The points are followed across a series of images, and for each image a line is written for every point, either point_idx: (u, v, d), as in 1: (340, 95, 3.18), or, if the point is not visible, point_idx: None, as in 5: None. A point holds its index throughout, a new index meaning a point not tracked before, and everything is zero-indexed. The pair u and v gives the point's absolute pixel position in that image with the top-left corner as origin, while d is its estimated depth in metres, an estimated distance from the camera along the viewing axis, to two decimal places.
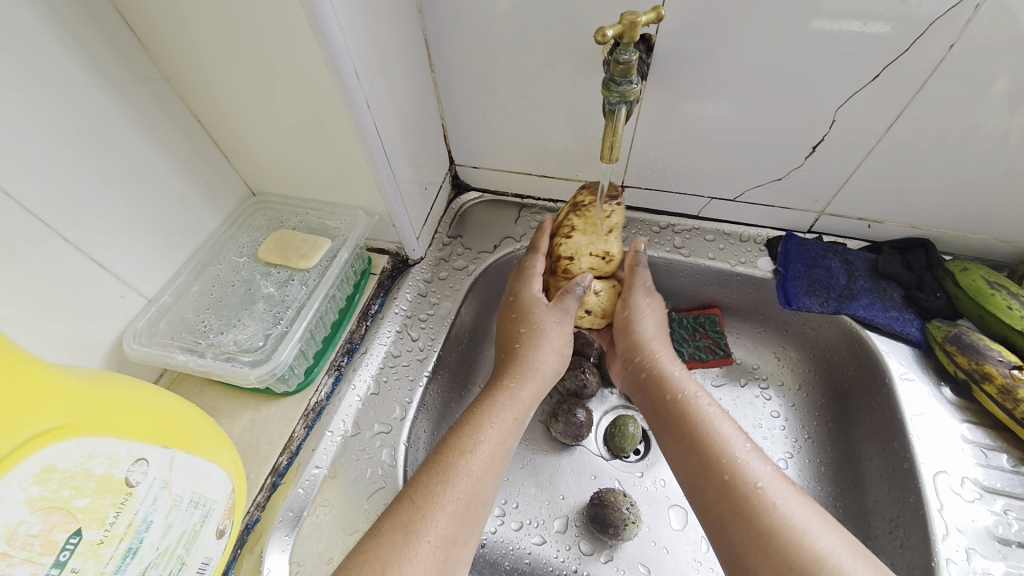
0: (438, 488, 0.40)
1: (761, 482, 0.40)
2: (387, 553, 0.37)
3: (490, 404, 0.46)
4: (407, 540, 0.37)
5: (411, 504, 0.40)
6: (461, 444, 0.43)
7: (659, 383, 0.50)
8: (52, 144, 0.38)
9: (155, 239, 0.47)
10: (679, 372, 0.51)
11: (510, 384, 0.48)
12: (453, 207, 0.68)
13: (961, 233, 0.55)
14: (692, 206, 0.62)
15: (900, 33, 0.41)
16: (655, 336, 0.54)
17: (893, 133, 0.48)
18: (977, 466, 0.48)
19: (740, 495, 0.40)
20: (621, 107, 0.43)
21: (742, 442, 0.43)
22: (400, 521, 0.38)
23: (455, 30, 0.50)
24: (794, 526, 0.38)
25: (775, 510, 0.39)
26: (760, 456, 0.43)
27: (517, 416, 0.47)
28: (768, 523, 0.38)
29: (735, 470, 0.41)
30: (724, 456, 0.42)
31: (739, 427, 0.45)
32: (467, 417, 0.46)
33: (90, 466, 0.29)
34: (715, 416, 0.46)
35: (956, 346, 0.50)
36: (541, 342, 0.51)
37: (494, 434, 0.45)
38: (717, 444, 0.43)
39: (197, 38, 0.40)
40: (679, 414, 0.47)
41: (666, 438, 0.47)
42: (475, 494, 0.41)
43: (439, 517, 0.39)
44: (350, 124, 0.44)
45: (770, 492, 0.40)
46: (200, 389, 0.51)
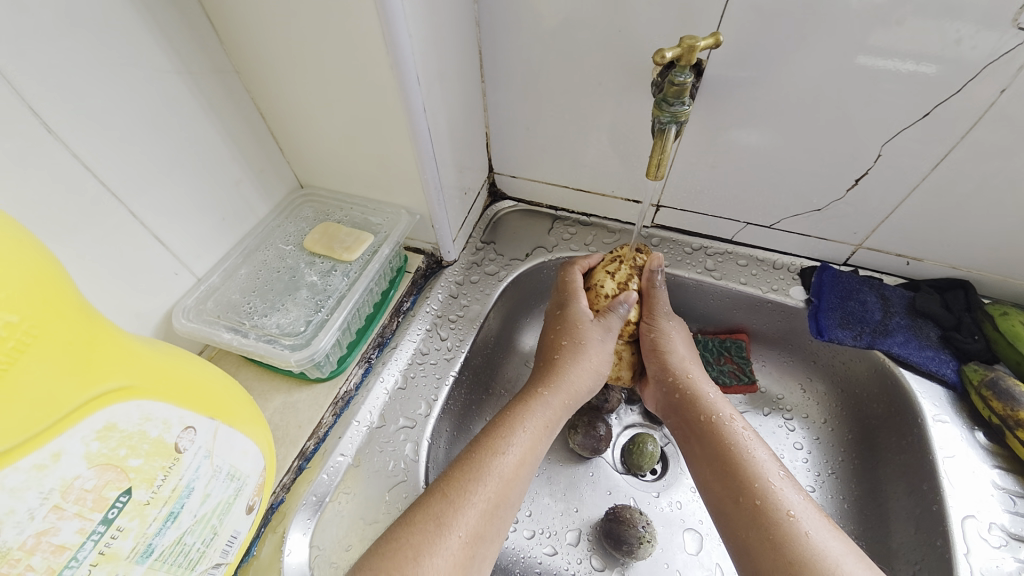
0: (470, 484, 0.41)
1: (793, 510, 0.40)
2: (419, 542, 0.37)
3: (524, 408, 0.47)
4: (438, 531, 0.38)
5: (443, 497, 0.40)
6: (493, 445, 0.44)
7: (691, 405, 0.50)
8: (128, 124, 0.40)
9: (210, 220, 0.49)
10: (713, 394, 0.50)
11: (543, 391, 0.49)
12: (489, 214, 0.70)
13: (1003, 277, 0.54)
14: (727, 230, 0.63)
15: (951, 74, 0.41)
16: (687, 360, 0.53)
17: (938, 171, 0.48)
18: (1005, 513, 0.46)
19: (771, 521, 0.40)
20: (671, 127, 0.44)
21: (776, 468, 0.43)
22: (433, 512, 0.39)
23: (509, 43, 0.52)
24: (825, 559, 0.37)
25: (808, 541, 0.38)
26: (792, 484, 0.42)
27: (548, 424, 0.47)
28: (797, 554, 0.37)
29: (768, 495, 0.41)
30: (758, 481, 0.42)
31: (773, 454, 0.45)
32: (500, 421, 0.46)
33: (146, 429, 0.30)
34: (749, 441, 0.45)
35: (991, 391, 0.49)
36: (580, 356, 0.51)
37: (525, 439, 0.45)
38: (750, 469, 0.43)
39: (270, 36, 0.43)
40: (714, 436, 0.46)
41: (698, 460, 0.47)
42: (503, 495, 0.42)
43: (468, 512, 0.40)
44: (406, 126, 0.46)
45: (803, 521, 0.39)
46: (236, 367, 0.52)
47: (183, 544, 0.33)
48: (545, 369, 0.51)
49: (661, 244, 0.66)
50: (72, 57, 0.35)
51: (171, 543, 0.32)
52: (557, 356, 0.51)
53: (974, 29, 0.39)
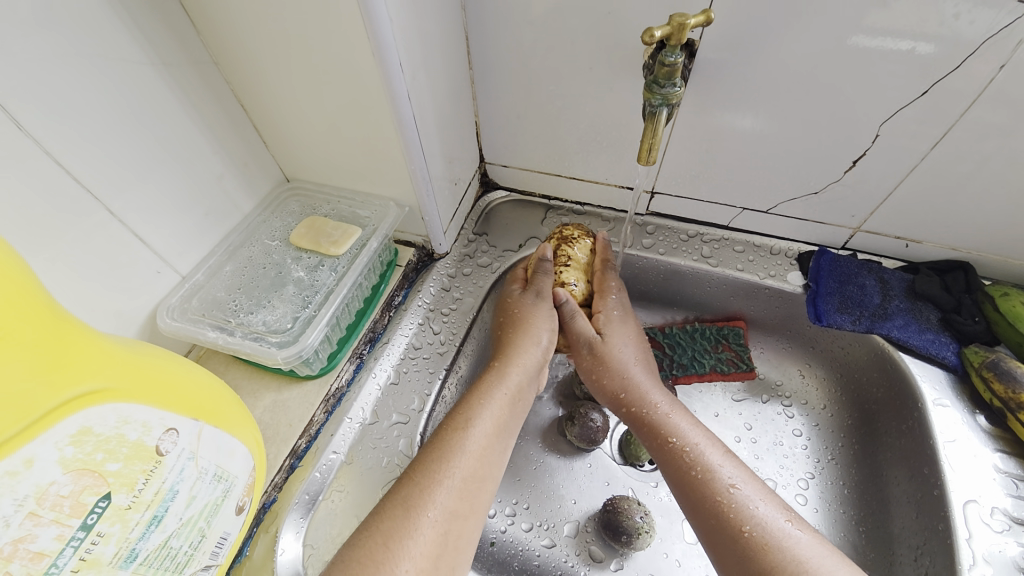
0: (436, 466, 0.41)
1: (749, 525, 0.39)
2: (389, 528, 0.37)
3: (485, 388, 0.47)
4: (408, 515, 0.38)
5: (411, 480, 0.40)
6: (456, 423, 0.44)
7: (642, 420, 0.48)
8: (102, 121, 0.39)
9: (193, 218, 0.48)
10: (664, 407, 0.48)
11: (497, 363, 0.49)
12: (480, 204, 0.68)
13: (1003, 258, 0.53)
14: (723, 216, 0.61)
15: (950, 52, 0.40)
16: (636, 364, 0.51)
17: (938, 151, 0.47)
18: (1007, 496, 0.46)
19: (729, 538, 0.39)
20: (663, 109, 0.43)
21: (729, 470, 0.42)
22: (402, 498, 0.39)
23: (496, 27, 0.50)
24: (786, 568, 0.36)
25: (769, 552, 0.37)
26: (752, 492, 0.41)
27: (511, 396, 0.47)
28: (764, 563, 0.37)
29: (722, 513, 0.40)
30: (713, 496, 0.41)
31: (729, 456, 0.44)
32: (464, 401, 0.46)
33: (124, 432, 0.29)
34: (702, 446, 0.44)
35: (993, 373, 0.49)
36: (528, 331, 0.51)
37: (489, 414, 0.45)
38: (705, 486, 0.42)
39: (244, 23, 0.41)
40: (665, 448, 0.45)
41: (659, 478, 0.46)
42: (476, 470, 0.42)
43: (438, 493, 0.39)
44: (390, 115, 0.45)
45: (763, 533, 0.38)
46: (226, 366, 0.52)
47: (169, 548, 0.32)
48: (501, 353, 0.51)
49: (656, 231, 0.65)
50: (39, 50, 0.34)
51: (156, 547, 0.31)
52: (508, 338, 0.51)
53: (973, 3, 0.37)
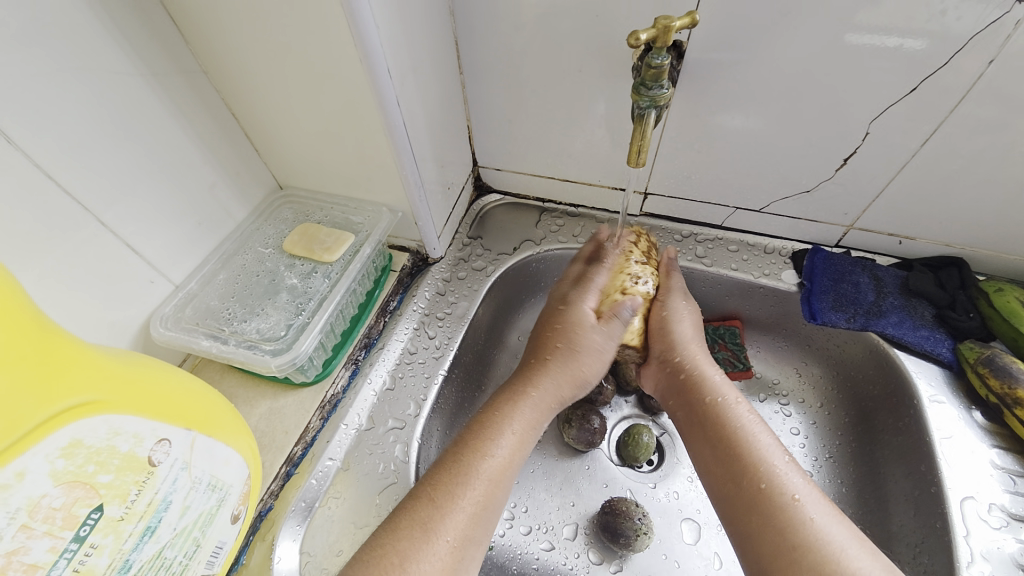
0: (458, 488, 0.41)
1: (799, 494, 0.40)
2: (406, 549, 0.37)
3: (510, 405, 0.46)
4: (426, 537, 0.38)
5: (430, 501, 0.40)
6: (480, 446, 0.43)
7: (695, 388, 0.48)
8: (92, 133, 0.39)
9: (186, 227, 0.48)
10: (718, 377, 0.49)
11: (532, 391, 0.47)
12: (475, 208, 0.69)
13: (997, 253, 0.53)
14: (716, 215, 0.62)
15: (937, 48, 0.40)
16: (692, 342, 0.51)
17: (928, 148, 0.47)
18: (1004, 492, 0.46)
19: (777, 506, 0.39)
20: (651, 112, 0.42)
21: (780, 453, 0.42)
22: (419, 518, 0.39)
23: (485, 32, 0.51)
24: (830, 543, 0.37)
25: (811, 526, 0.38)
26: (797, 468, 0.42)
27: (535, 424, 0.46)
28: (802, 538, 0.37)
29: (773, 479, 0.41)
30: (763, 465, 0.41)
31: (777, 438, 0.44)
32: (489, 417, 0.46)
33: (116, 443, 0.29)
34: (753, 425, 0.44)
35: (988, 368, 0.49)
36: (575, 359, 0.49)
37: (510, 439, 0.44)
38: (755, 454, 0.42)
39: (233, 32, 0.41)
40: (719, 421, 0.45)
41: (699, 445, 0.46)
42: (491, 496, 0.42)
43: (456, 516, 0.39)
44: (380, 121, 0.45)
45: (807, 506, 0.39)
46: (221, 374, 0.52)
47: (163, 558, 0.32)
48: (536, 364, 0.49)
49: (650, 232, 0.65)
50: (26, 60, 0.34)
51: (150, 557, 0.31)
52: (550, 356, 0.49)
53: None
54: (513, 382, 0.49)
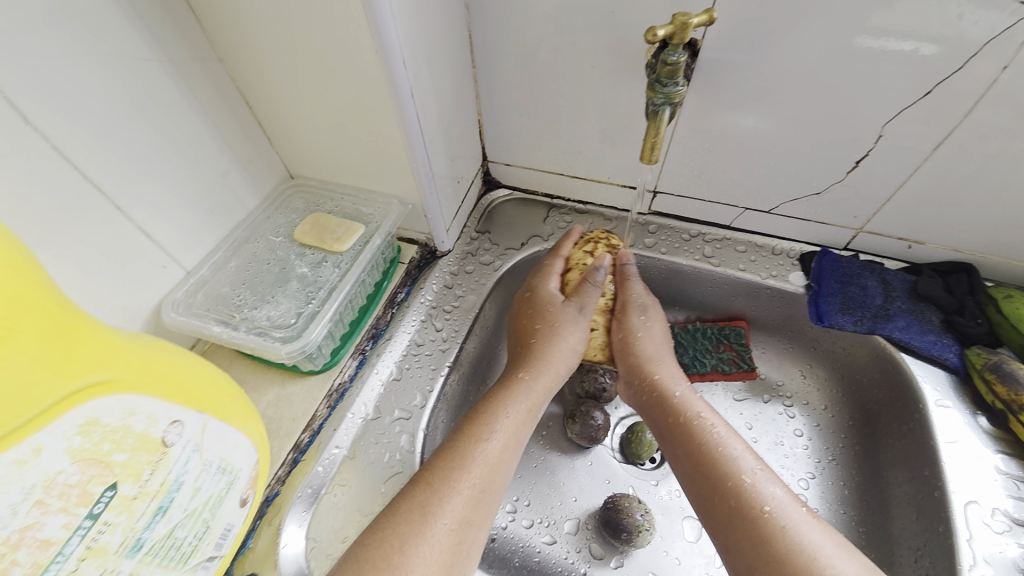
0: (455, 472, 0.41)
1: (770, 506, 0.39)
2: (405, 532, 0.37)
3: (506, 395, 0.47)
4: (424, 520, 0.38)
5: (428, 486, 0.40)
6: (476, 434, 0.44)
7: (662, 406, 0.49)
8: (109, 118, 0.39)
9: (198, 214, 0.49)
10: (683, 392, 0.49)
11: (526, 376, 0.49)
12: (484, 202, 0.69)
13: (1006, 260, 0.53)
14: (725, 216, 0.62)
15: (953, 53, 0.40)
16: (658, 353, 0.52)
17: (940, 153, 0.47)
18: (1008, 498, 0.46)
19: (749, 519, 0.39)
20: (665, 108, 0.43)
21: (751, 461, 0.43)
22: (418, 502, 0.39)
23: (499, 26, 0.51)
24: (802, 554, 0.36)
25: (786, 535, 0.37)
26: (771, 479, 0.41)
27: (530, 408, 0.47)
28: (776, 549, 0.37)
29: (743, 493, 0.41)
30: (733, 477, 0.42)
31: (749, 446, 0.44)
32: (484, 408, 0.46)
33: (130, 423, 0.30)
34: (723, 437, 0.45)
35: (995, 375, 0.49)
36: (555, 338, 0.50)
37: (507, 426, 0.45)
38: (724, 467, 0.42)
39: (250, 21, 0.42)
40: (686, 437, 0.46)
41: (674, 462, 0.46)
42: (489, 480, 0.42)
43: (454, 499, 0.40)
44: (394, 112, 0.45)
45: (780, 516, 0.39)
46: (229, 360, 0.52)
47: (174, 538, 0.33)
48: (525, 352, 0.51)
49: (658, 231, 0.65)
50: (46, 43, 0.34)
51: (161, 537, 0.32)
52: (534, 339, 0.51)
53: (976, 3, 0.37)
54: (507, 373, 0.51)
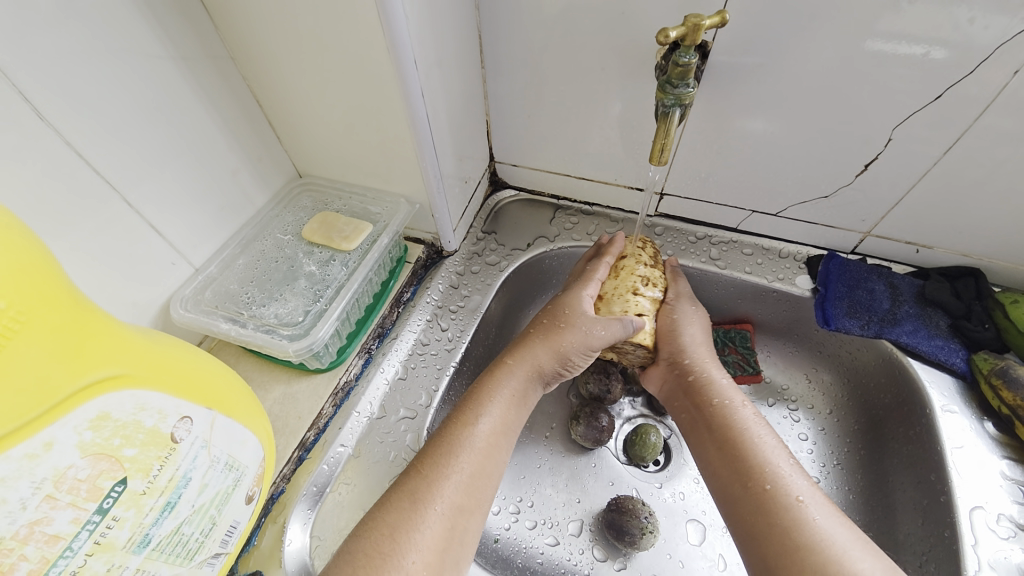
0: (444, 459, 0.41)
1: (802, 495, 0.39)
2: (396, 520, 0.38)
3: (493, 379, 0.47)
4: (414, 507, 0.38)
5: (417, 474, 0.40)
6: (463, 418, 0.44)
7: (702, 390, 0.48)
8: (121, 114, 0.39)
9: (207, 211, 0.49)
10: (724, 381, 0.49)
11: (509, 362, 0.49)
12: (490, 203, 0.69)
13: (1014, 265, 0.53)
14: (732, 218, 0.62)
15: (964, 58, 0.40)
16: (701, 345, 0.51)
17: (949, 158, 0.47)
18: (1014, 504, 0.46)
19: (781, 507, 0.39)
20: (675, 110, 0.43)
21: (784, 454, 0.43)
22: (408, 490, 0.39)
23: (509, 27, 0.51)
24: (832, 545, 0.36)
25: (815, 526, 0.38)
26: (800, 470, 0.42)
27: (517, 396, 0.47)
28: (806, 538, 0.37)
29: (777, 480, 0.41)
30: (768, 465, 0.42)
31: (780, 439, 0.44)
32: (473, 394, 0.47)
33: (141, 418, 0.30)
34: (757, 427, 0.45)
35: (1002, 380, 0.49)
36: (552, 334, 0.49)
37: (496, 410, 0.45)
38: (759, 455, 0.42)
39: (262, 20, 0.42)
40: (723, 422, 0.46)
41: (705, 445, 0.46)
42: (481, 466, 0.42)
43: (445, 486, 0.40)
44: (404, 111, 0.45)
45: (811, 506, 0.39)
46: (236, 358, 0.52)
47: (181, 535, 0.33)
48: (519, 342, 0.51)
49: (664, 233, 0.65)
50: (62, 40, 0.34)
51: (168, 533, 0.32)
52: (533, 331, 0.50)
53: (988, 9, 0.37)
54: (496, 359, 0.51)
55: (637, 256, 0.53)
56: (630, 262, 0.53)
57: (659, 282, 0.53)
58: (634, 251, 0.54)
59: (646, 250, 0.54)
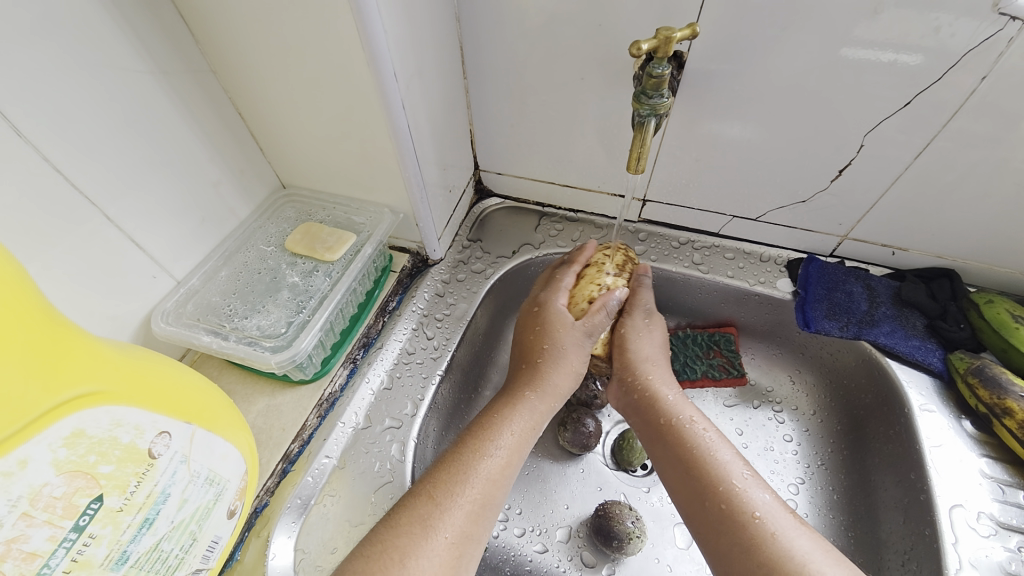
0: (457, 487, 0.41)
1: (760, 512, 0.40)
2: (405, 545, 0.37)
3: (509, 408, 0.47)
4: (425, 533, 0.38)
5: (429, 499, 0.40)
6: (479, 447, 0.44)
7: (653, 406, 0.49)
8: (101, 128, 0.39)
9: (189, 224, 0.49)
10: (674, 396, 0.50)
11: (529, 394, 0.48)
12: (475, 211, 0.69)
13: (988, 265, 0.54)
14: (714, 223, 0.62)
15: (931, 65, 0.41)
16: (651, 359, 0.52)
17: (921, 161, 0.48)
18: (993, 501, 0.47)
19: (738, 524, 0.40)
20: (651, 120, 0.43)
21: (740, 468, 0.43)
22: (419, 515, 0.39)
23: (490, 38, 0.51)
24: (791, 559, 0.36)
25: (775, 542, 0.38)
26: (758, 484, 0.42)
27: (533, 425, 0.47)
28: (768, 555, 0.37)
29: (734, 497, 0.41)
30: (724, 483, 0.42)
31: (737, 453, 0.45)
32: (487, 422, 0.46)
33: (117, 434, 0.30)
34: (712, 442, 0.45)
35: (978, 379, 0.49)
36: (562, 362, 0.49)
37: (509, 442, 0.45)
38: (715, 471, 0.43)
39: (243, 35, 0.42)
40: (678, 440, 0.46)
41: (663, 464, 0.46)
42: (490, 495, 0.42)
43: (455, 513, 0.40)
44: (385, 123, 0.46)
45: (770, 522, 0.39)
46: (219, 370, 0.52)
47: (160, 551, 0.32)
48: (529, 368, 0.50)
49: (648, 239, 0.65)
50: (40, 56, 0.35)
51: (147, 550, 0.32)
52: (541, 357, 0.50)
53: (952, 17, 0.38)
54: (509, 386, 0.50)
55: (601, 266, 0.54)
56: (594, 271, 0.53)
57: (623, 290, 0.53)
58: (602, 257, 0.55)
59: (612, 258, 0.54)
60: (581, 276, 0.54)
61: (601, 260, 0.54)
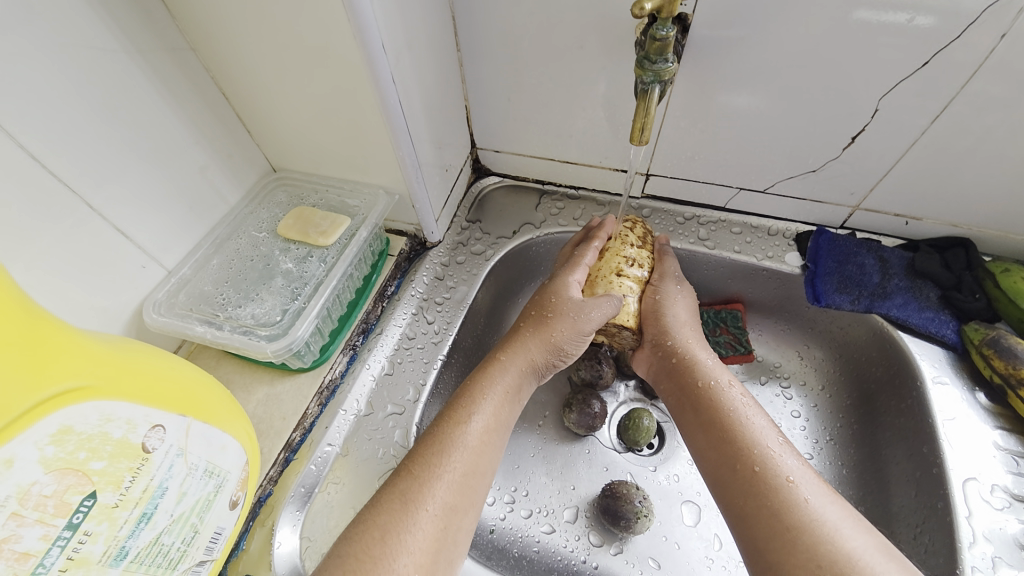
0: (436, 458, 0.41)
1: (792, 476, 0.39)
2: (386, 522, 0.37)
3: (484, 377, 0.47)
4: (405, 508, 0.38)
5: (409, 474, 0.40)
6: (456, 417, 0.43)
7: (688, 372, 0.48)
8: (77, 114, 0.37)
9: (176, 212, 0.47)
10: (710, 361, 0.49)
11: (502, 357, 0.48)
12: (473, 191, 0.67)
13: (1004, 233, 0.53)
14: (720, 197, 0.60)
15: (953, 23, 0.39)
16: (686, 325, 0.51)
17: (938, 126, 0.45)
18: (1007, 474, 0.46)
19: (770, 488, 0.39)
20: (655, 86, 0.41)
21: (774, 435, 0.42)
22: (399, 491, 0.39)
23: (483, 7, 0.49)
24: (823, 524, 0.36)
25: (806, 507, 0.37)
26: (791, 450, 0.41)
27: (509, 392, 0.47)
28: (797, 519, 0.37)
29: (766, 463, 0.40)
30: (756, 448, 0.41)
31: (772, 420, 0.44)
32: (463, 392, 0.46)
33: (107, 430, 0.29)
34: (747, 408, 0.44)
35: (993, 350, 0.48)
36: (541, 329, 0.49)
37: (488, 408, 0.45)
38: (748, 437, 0.42)
39: (222, 9, 0.40)
40: (711, 405, 0.45)
41: (693, 428, 0.46)
42: (473, 464, 0.42)
43: (436, 486, 0.39)
44: (374, 99, 0.44)
45: (802, 487, 0.38)
46: (217, 360, 0.51)
47: (161, 545, 0.32)
48: (510, 336, 0.50)
49: (651, 215, 0.64)
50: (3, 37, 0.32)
51: (147, 544, 0.31)
52: (524, 325, 0.50)
53: None
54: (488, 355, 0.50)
55: (624, 238, 0.53)
56: (618, 243, 0.52)
57: (646, 263, 0.53)
58: (623, 230, 0.53)
59: (634, 231, 0.53)
60: (604, 250, 0.52)
61: (625, 233, 0.53)
